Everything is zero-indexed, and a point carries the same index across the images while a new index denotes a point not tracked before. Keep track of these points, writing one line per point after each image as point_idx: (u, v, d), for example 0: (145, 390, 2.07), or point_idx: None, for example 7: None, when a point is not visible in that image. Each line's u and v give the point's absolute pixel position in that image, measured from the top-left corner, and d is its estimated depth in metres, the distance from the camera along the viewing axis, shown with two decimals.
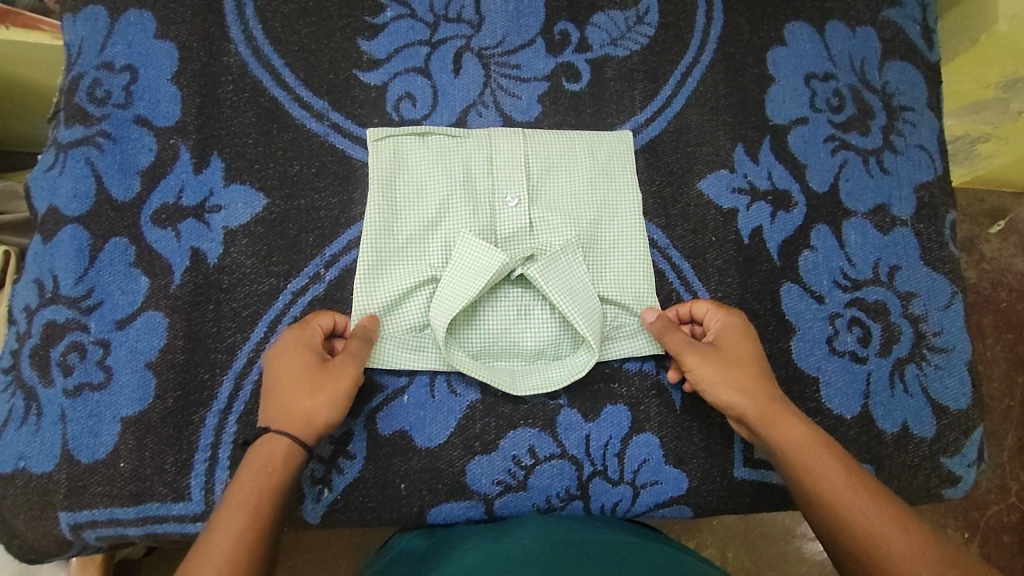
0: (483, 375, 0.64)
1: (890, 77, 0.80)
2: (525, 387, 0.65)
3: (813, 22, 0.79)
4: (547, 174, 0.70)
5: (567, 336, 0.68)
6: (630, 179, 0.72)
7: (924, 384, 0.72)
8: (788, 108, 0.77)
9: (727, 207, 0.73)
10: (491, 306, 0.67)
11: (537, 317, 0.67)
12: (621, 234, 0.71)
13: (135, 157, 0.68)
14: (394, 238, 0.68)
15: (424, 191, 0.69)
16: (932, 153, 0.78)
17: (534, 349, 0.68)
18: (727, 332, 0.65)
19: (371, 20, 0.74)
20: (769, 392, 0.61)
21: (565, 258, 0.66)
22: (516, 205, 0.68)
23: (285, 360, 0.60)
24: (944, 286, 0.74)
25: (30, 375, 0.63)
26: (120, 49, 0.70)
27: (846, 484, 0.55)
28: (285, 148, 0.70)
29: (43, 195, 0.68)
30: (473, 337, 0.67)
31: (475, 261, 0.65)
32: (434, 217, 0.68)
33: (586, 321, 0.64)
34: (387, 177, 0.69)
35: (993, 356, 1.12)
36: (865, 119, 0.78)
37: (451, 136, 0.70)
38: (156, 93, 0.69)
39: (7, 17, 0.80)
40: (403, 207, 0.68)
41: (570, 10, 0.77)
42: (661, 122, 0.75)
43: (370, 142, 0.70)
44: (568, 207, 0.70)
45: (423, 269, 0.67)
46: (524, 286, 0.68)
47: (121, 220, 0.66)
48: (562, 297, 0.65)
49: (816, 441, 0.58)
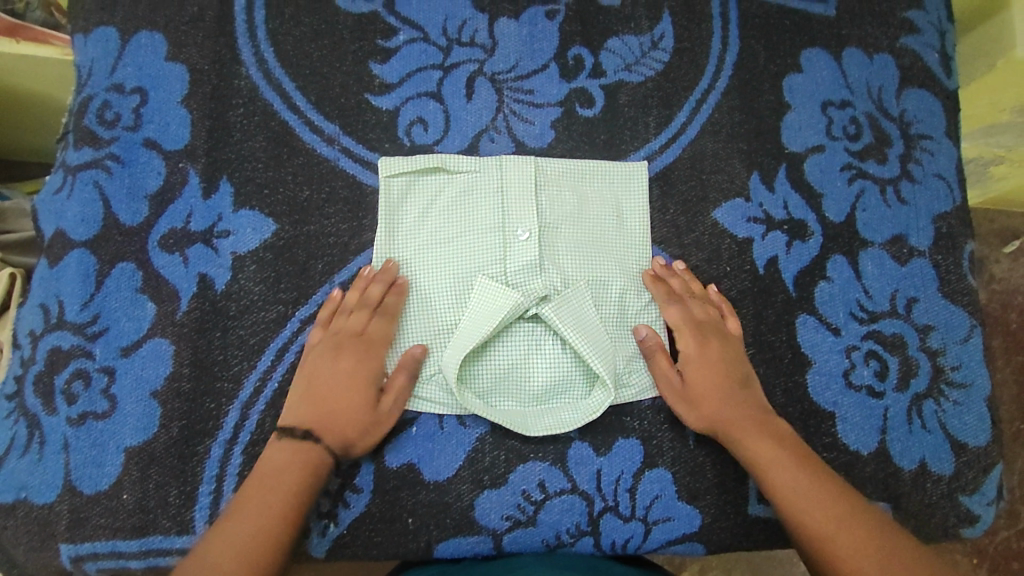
0: (495, 417, 0.63)
1: (908, 105, 0.78)
2: (537, 428, 0.64)
3: (830, 49, 0.79)
4: (557, 203, 0.70)
5: (580, 373, 0.66)
6: (640, 207, 0.72)
7: (942, 420, 0.70)
8: (805, 135, 0.76)
9: (741, 237, 0.72)
10: (500, 343, 0.65)
11: (549, 352, 0.66)
12: (631, 261, 0.70)
13: (143, 181, 0.67)
14: (405, 273, 0.67)
15: (436, 229, 0.68)
16: (950, 183, 0.77)
17: (546, 387, 0.66)
18: (691, 351, 0.66)
19: (382, 44, 0.73)
20: (733, 409, 0.63)
21: (577, 293, 0.66)
22: (527, 238, 0.67)
23: (345, 385, 0.61)
24: (963, 319, 0.73)
25: (33, 402, 0.62)
26: (130, 71, 0.70)
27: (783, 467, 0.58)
28: (295, 173, 0.69)
29: (50, 218, 0.67)
30: (484, 375, 0.65)
31: (487, 300, 0.64)
32: (446, 253, 0.67)
33: (600, 359, 0.64)
34: (394, 215, 0.69)
35: (1004, 379, 1.10)
36: (882, 148, 0.77)
37: (462, 169, 0.69)
38: (165, 116, 0.69)
39: (19, 31, 0.80)
40: (413, 244, 0.68)
41: (584, 35, 0.76)
42: (675, 149, 0.74)
43: (382, 172, 0.69)
44: (580, 239, 0.69)
45: (435, 307, 0.66)
46: (535, 322, 0.66)
47: (128, 245, 0.65)
48: (576, 336, 0.64)
49: (759, 425, 0.62)
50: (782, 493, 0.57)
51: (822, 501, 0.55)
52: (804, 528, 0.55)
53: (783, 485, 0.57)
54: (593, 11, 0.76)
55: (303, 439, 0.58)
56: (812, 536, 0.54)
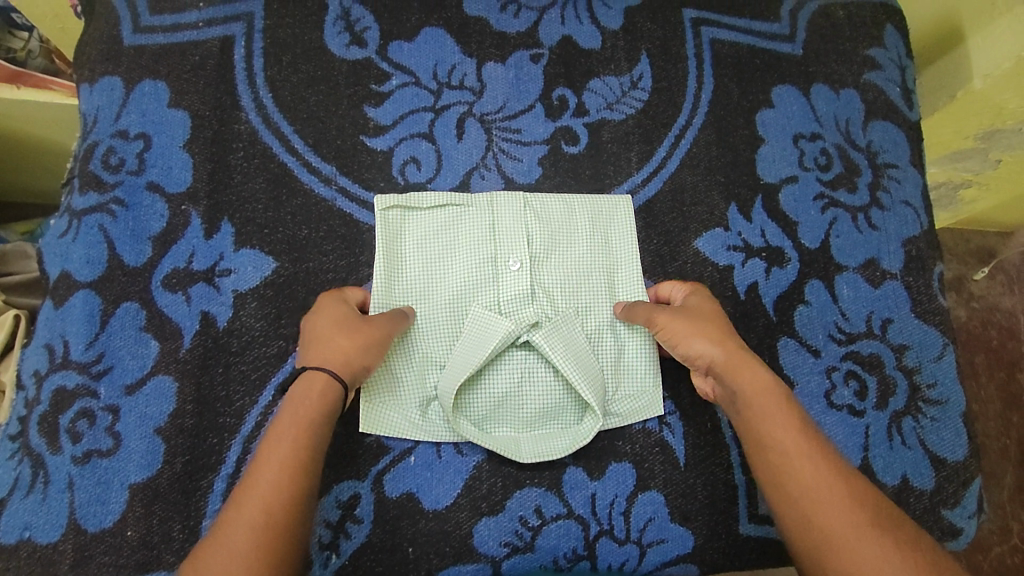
0: (487, 443, 0.65)
1: (874, 136, 0.83)
2: (531, 455, 0.67)
3: (799, 85, 0.83)
4: (547, 236, 0.73)
5: (573, 399, 0.69)
6: (629, 239, 0.75)
7: (921, 437, 0.73)
8: (779, 167, 0.80)
9: (722, 264, 0.76)
10: (495, 372, 0.68)
11: (540, 379, 0.68)
12: (618, 287, 0.74)
13: (147, 223, 0.70)
14: (404, 302, 0.70)
15: (431, 263, 0.71)
16: (918, 209, 0.81)
17: (538, 413, 0.68)
18: (697, 292, 0.70)
19: (376, 88, 0.77)
20: (726, 346, 0.63)
21: (566, 323, 0.69)
22: (517, 269, 0.70)
23: (328, 326, 0.62)
24: (936, 338, 0.76)
25: (37, 442, 0.63)
26: (134, 118, 0.73)
27: (799, 458, 0.56)
28: (294, 213, 0.72)
29: (55, 260, 0.69)
30: (478, 402, 0.68)
31: (480, 330, 0.67)
32: (438, 285, 0.71)
33: (589, 387, 0.66)
34: (393, 249, 0.71)
35: (987, 396, 1.14)
36: (852, 177, 0.81)
37: (455, 204, 0.73)
38: (168, 161, 0.72)
39: (19, 77, 0.82)
40: (411, 274, 0.71)
41: (567, 77, 0.80)
42: (656, 184, 0.78)
43: (377, 209, 0.72)
44: (568, 270, 0.73)
45: (433, 334, 0.69)
46: (527, 350, 0.69)
47: (132, 285, 0.67)
48: (565, 362, 0.66)
49: (773, 406, 0.59)
50: (768, 433, 0.58)
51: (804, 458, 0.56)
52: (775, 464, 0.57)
53: (767, 424, 0.59)
54: (575, 54, 0.81)
55: (304, 380, 0.58)
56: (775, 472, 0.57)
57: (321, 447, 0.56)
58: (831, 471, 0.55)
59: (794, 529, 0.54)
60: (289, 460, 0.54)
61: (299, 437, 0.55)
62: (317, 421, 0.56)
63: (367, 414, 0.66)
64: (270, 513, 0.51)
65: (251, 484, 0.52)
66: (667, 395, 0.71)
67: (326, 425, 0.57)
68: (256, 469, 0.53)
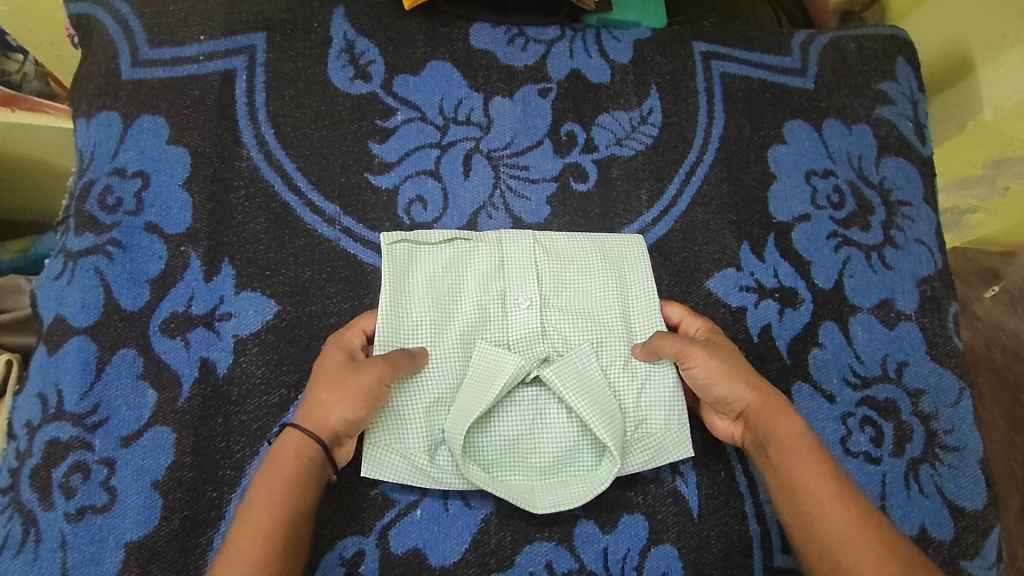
0: (500, 491, 0.62)
1: (887, 173, 0.82)
2: (545, 503, 0.63)
3: (811, 121, 0.82)
4: (558, 269, 0.70)
5: (588, 442, 0.66)
6: (643, 275, 0.72)
7: (938, 484, 0.71)
8: (791, 205, 0.79)
9: (735, 305, 0.74)
10: (505, 415, 0.66)
11: (552, 424, 0.66)
12: (634, 322, 0.70)
13: (146, 265, 0.67)
14: (408, 338, 0.66)
15: (438, 297, 0.68)
16: (932, 248, 0.80)
17: (551, 460, 0.66)
18: (713, 331, 0.68)
19: (381, 124, 0.75)
20: (757, 385, 0.62)
21: (579, 360, 0.66)
22: (528, 306, 0.68)
23: (322, 375, 0.60)
24: (952, 382, 0.75)
25: (29, 497, 0.61)
26: (132, 156, 0.71)
27: (826, 496, 0.56)
28: (297, 254, 0.70)
29: (49, 303, 0.67)
30: (487, 446, 0.65)
31: (491, 367, 0.65)
32: (446, 321, 0.67)
33: (607, 428, 0.62)
34: (399, 280, 0.67)
35: (993, 417, 1.10)
36: (865, 215, 0.80)
37: (463, 239, 0.70)
38: (167, 200, 0.70)
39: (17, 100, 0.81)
40: (417, 307, 0.67)
41: (576, 111, 0.79)
42: (667, 222, 0.76)
43: (383, 244, 0.68)
44: (581, 307, 0.70)
45: (440, 373, 0.65)
46: (538, 391, 0.67)
47: (129, 331, 0.65)
48: (581, 401, 0.63)
49: (801, 445, 0.59)
50: (798, 472, 0.58)
51: (833, 497, 0.56)
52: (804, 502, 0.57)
53: (796, 463, 0.59)
54: (584, 89, 0.80)
55: (285, 435, 0.58)
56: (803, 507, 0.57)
57: (301, 508, 0.55)
58: (860, 513, 0.55)
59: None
60: (268, 524, 0.53)
61: (277, 500, 0.54)
62: (297, 481, 0.55)
63: (371, 458, 0.62)
64: None
65: (231, 552, 0.51)
66: None
67: (306, 486, 0.56)
68: (235, 536, 0.52)
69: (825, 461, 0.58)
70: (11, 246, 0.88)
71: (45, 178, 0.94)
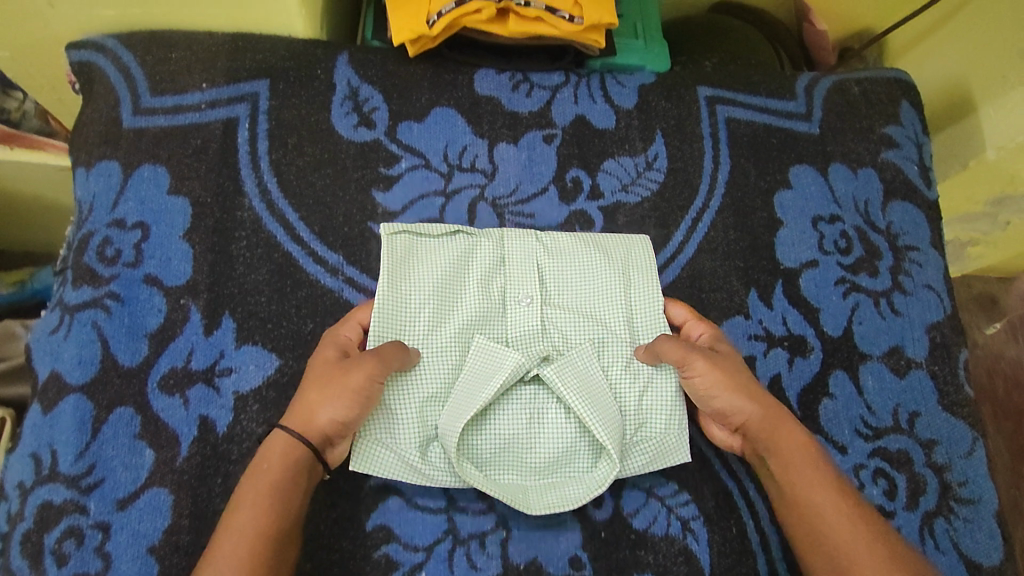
0: (495, 491, 0.60)
1: (893, 217, 0.81)
2: (538, 506, 0.62)
3: (816, 165, 0.81)
4: (560, 269, 0.70)
5: (586, 445, 0.65)
6: (647, 275, 0.71)
7: (954, 539, 0.70)
8: (798, 251, 0.78)
9: (744, 355, 0.73)
10: (502, 412, 0.65)
11: (549, 422, 0.65)
12: (637, 322, 0.69)
13: (144, 319, 0.66)
14: (406, 329, 0.65)
15: (438, 289, 0.67)
16: (940, 293, 0.79)
17: (547, 459, 0.65)
18: (715, 333, 0.67)
19: (385, 171, 0.74)
20: (759, 397, 0.61)
21: (579, 358, 0.65)
22: (528, 305, 0.68)
23: (315, 373, 0.59)
24: (965, 432, 0.74)
25: (20, 565, 0.59)
26: (132, 206, 0.70)
27: (834, 515, 0.56)
28: (299, 305, 0.68)
29: (44, 359, 0.65)
30: (483, 444, 0.64)
31: (490, 364, 0.64)
32: (446, 315, 0.67)
33: (606, 431, 0.61)
34: (399, 271, 0.67)
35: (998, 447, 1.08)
36: (873, 261, 0.79)
37: (463, 236, 0.70)
38: (167, 251, 0.69)
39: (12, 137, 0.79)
40: (416, 298, 0.66)
41: (581, 158, 0.78)
42: (673, 270, 0.76)
43: (383, 236, 0.68)
44: (582, 306, 0.69)
45: (436, 367, 0.64)
46: (536, 390, 0.66)
47: (127, 388, 0.64)
48: (579, 400, 0.62)
49: (806, 463, 0.59)
50: (805, 493, 0.58)
51: (840, 516, 0.56)
52: (812, 523, 0.56)
53: (802, 484, 0.58)
54: (589, 134, 0.79)
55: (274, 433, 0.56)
56: (811, 529, 0.56)
57: (288, 509, 0.54)
58: (868, 531, 0.55)
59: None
60: (255, 527, 0.51)
61: (263, 502, 0.53)
62: (283, 484, 0.54)
63: (360, 451, 0.61)
64: None
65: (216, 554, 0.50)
66: (690, 498, 0.68)
67: (293, 488, 0.54)
68: (222, 537, 0.51)
69: (830, 478, 0.58)
70: (8, 278, 0.86)
71: (36, 209, 0.91)
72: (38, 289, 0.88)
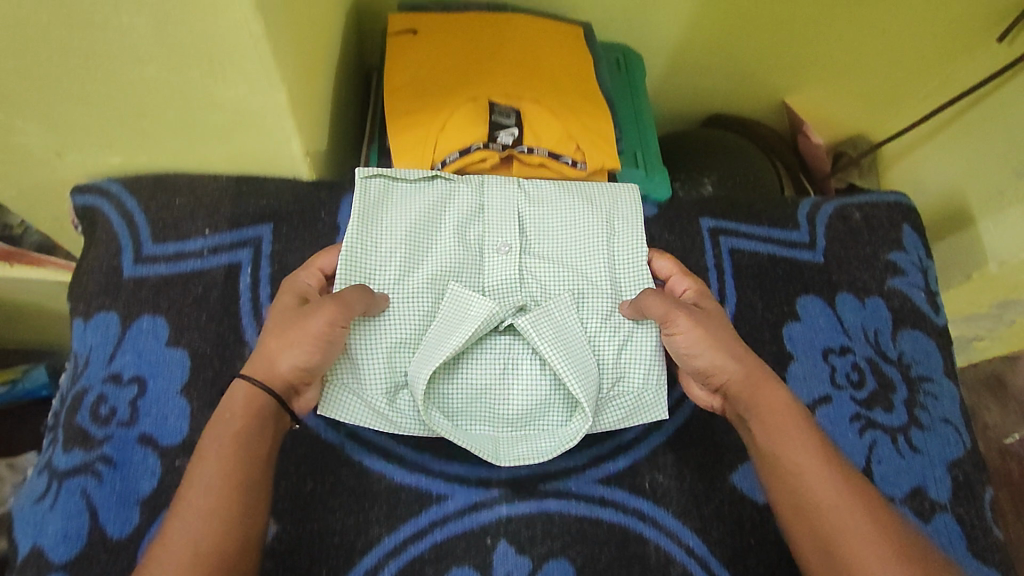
0: (463, 441, 0.61)
1: (904, 347, 0.80)
2: (509, 457, 0.62)
3: (823, 296, 0.81)
4: (542, 217, 0.70)
5: (559, 399, 0.65)
6: (631, 222, 0.70)
7: None
8: (811, 385, 0.76)
9: (762, 502, 0.71)
10: (476, 360, 0.65)
11: (523, 373, 0.65)
12: (620, 274, 0.69)
13: (136, 483, 0.63)
14: (378, 273, 0.64)
15: (412, 238, 0.66)
16: (958, 427, 0.77)
17: (519, 411, 0.65)
18: (697, 289, 0.66)
19: None
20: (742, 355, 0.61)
21: (557, 309, 0.64)
22: (505, 255, 0.67)
23: (275, 322, 0.57)
24: None
25: None
26: (129, 359, 0.68)
27: (816, 472, 0.54)
28: (299, 463, 0.67)
29: (26, 532, 0.62)
30: (455, 393, 0.64)
31: (463, 310, 0.63)
32: (421, 261, 0.66)
33: (581, 385, 0.60)
34: (372, 216, 0.66)
35: None
36: (887, 394, 0.77)
37: (440, 185, 0.69)
38: (163, 407, 0.66)
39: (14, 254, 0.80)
40: (389, 243, 0.65)
41: None
42: (685, 411, 0.74)
43: (359, 178, 0.68)
44: (563, 256, 0.69)
45: (406, 313, 0.63)
46: (512, 338, 0.66)
47: (114, 564, 0.60)
48: (554, 351, 0.61)
49: (789, 421, 0.57)
50: (787, 451, 0.56)
51: (822, 471, 0.54)
52: (793, 483, 0.54)
53: (783, 441, 0.56)
54: None
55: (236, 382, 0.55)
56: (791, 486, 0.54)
57: (254, 455, 0.52)
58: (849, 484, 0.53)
59: (812, 551, 0.52)
60: (221, 474, 0.50)
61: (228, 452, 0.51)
62: (245, 428, 0.53)
63: (327, 395, 0.60)
64: (202, 532, 0.47)
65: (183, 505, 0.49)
66: None
67: (256, 437, 0.53)
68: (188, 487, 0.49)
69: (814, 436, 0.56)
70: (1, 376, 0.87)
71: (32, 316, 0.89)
72: (27, 389, 0.88)
